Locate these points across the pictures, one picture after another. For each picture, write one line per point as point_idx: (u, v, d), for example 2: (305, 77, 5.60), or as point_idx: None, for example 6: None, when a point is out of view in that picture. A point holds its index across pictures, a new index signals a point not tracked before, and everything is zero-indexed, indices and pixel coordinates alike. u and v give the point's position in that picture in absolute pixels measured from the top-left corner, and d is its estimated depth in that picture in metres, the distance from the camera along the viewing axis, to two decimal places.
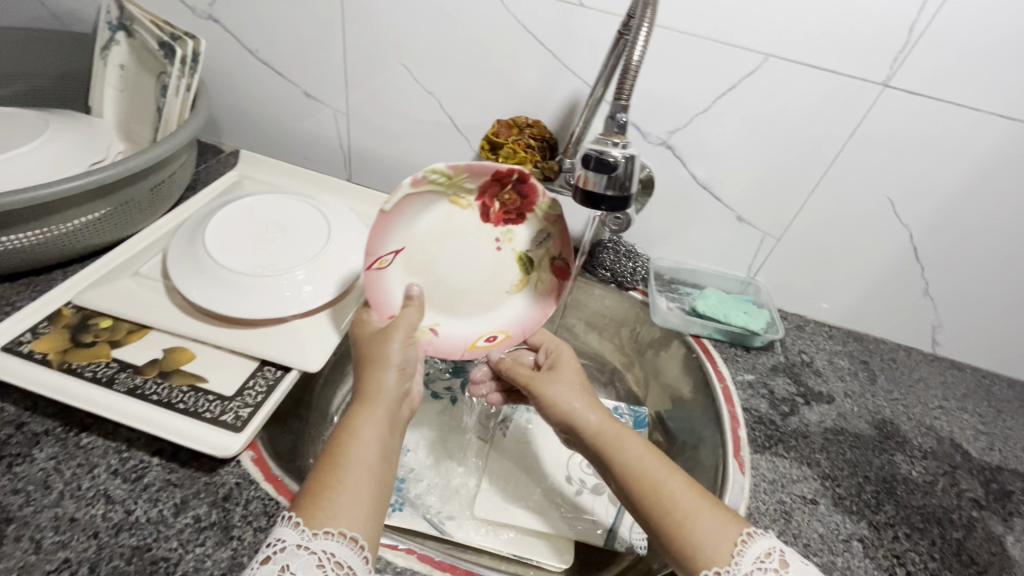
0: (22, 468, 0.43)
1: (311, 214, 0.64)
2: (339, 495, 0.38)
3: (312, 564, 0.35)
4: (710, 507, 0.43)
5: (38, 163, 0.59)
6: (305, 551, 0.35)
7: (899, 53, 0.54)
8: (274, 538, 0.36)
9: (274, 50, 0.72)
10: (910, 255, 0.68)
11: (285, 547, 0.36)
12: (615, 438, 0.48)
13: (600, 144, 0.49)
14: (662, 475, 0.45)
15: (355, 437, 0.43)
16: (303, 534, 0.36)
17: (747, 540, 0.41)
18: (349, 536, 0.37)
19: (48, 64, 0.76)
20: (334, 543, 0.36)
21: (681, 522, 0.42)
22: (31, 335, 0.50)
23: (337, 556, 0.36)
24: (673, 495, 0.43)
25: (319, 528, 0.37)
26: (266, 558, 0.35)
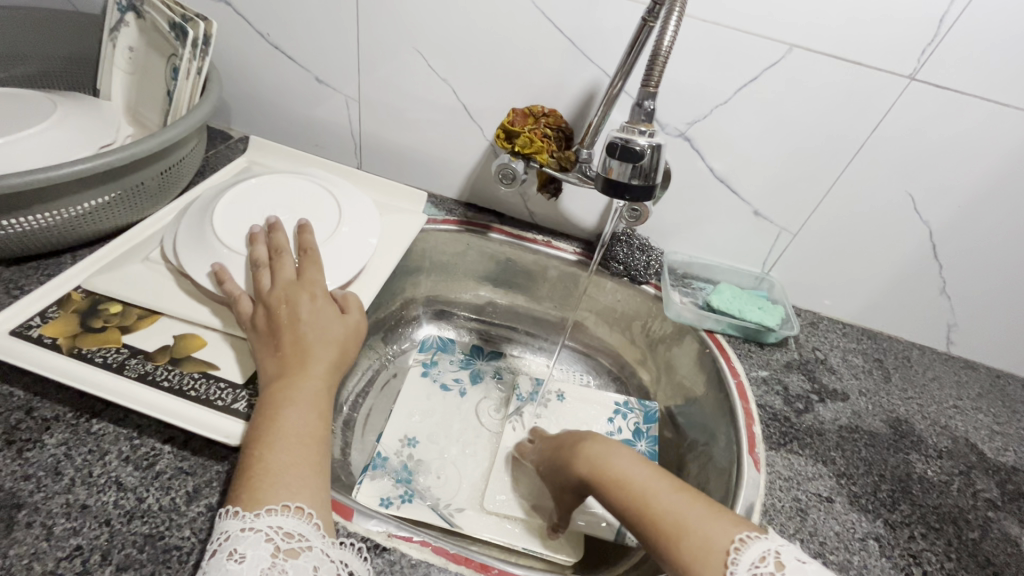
0: (32, 454, 0.42)
1: (320, 198, 0.62)
2: (276, 474, 0.39)
3: (261, 540, 0.35)
4: (710, 514, 0.42)
5: (47, 145, 0.58)
6: (250, 530, 0.36)
7: (927, 45, 0.53)
8: (219, 533, 0.37)
9: (285, 34, 0.71)
10: (928, 253, 0.67)
11: (229, 535, 0.36)
12: (605, 460, 0.49)
13: (627, 133, 0.48)
14: (656, 490, 0.44)
15: (283, 412, 0.43)
16: (245, 519, 0.36)
17: (740, 548, 0.39)
18: (294, 508, 0.38)
19: (56, 45, 0.74)
20: (278, 517, 0.37)
21: (676, 533, 0.41)
22: (40, 320, 0.50)
23: (284, 528, 0.36)
24: (663, 506, 0.43)
25: (260, 508, 0.37)
26: (215, 551, 0.36)
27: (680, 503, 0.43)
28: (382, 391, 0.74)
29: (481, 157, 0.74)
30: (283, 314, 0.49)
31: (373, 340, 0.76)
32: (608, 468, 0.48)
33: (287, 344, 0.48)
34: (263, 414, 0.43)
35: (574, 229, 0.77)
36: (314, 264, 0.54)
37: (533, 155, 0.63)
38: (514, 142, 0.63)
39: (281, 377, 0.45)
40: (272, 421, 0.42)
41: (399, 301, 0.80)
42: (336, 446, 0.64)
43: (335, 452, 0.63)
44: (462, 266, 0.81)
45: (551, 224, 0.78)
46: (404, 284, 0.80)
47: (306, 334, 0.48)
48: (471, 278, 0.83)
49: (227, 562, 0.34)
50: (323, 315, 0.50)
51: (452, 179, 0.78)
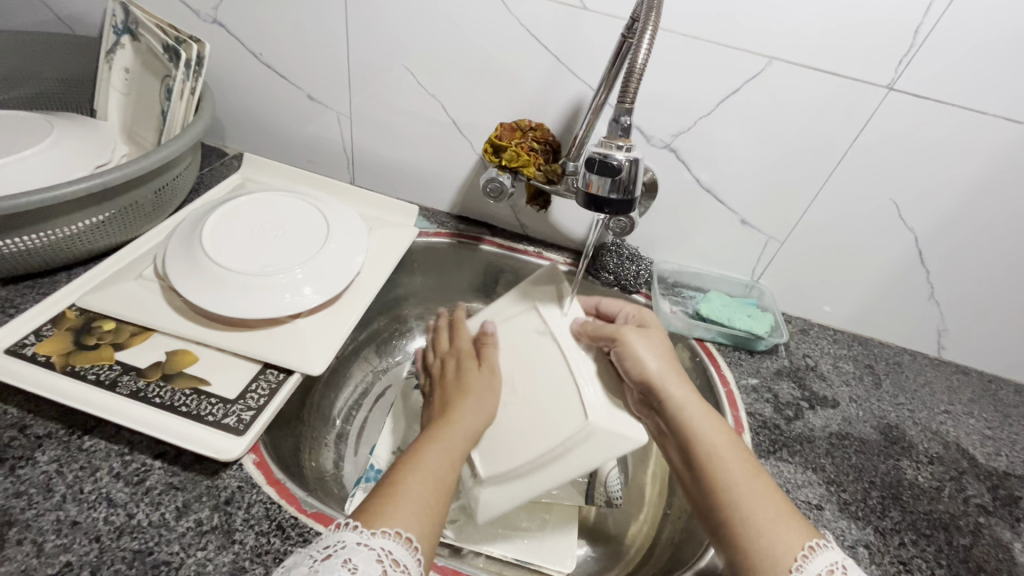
0: (24, 471, 0.43)
1: (311, 214, 0.63)
2: (404, 503, 0.41)
3: (372, 558, 0.36)
4: (786, 516, 0.44)
5: (43, 166, 0.59)
6: (364, 545, 0.37)
7: (904, 55, 0.54)
8: (333, 540, 0.37)
9: (276, 53, 0.72)
10: (916, 258, 0.67)
11: (346, 545, 0.37)
12: (695, 420, 0.51)
13: (604, 148, 0.48)
14: (740, 476, 0.47)
15: (426, 455, 0.47)
16: (362, 534, 0.38)
17: (808, 556, 0.40)
18: (403, 537, 0.39)
19: (53, 67, 0.76)
20: (390, 542, 0.38)
21: (750, 525, 0.43)
22: (34, 338, 0.51)
23: (393, 554, 0.37)
24: (746, 495, 0.45)
25: (376, 528, 0.39)
26: (329, 555, 0.36)
27: (757, 494, 0.45)
28: (374, 403, 0.74)
29: (471, 171, 0.75)
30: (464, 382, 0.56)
31: (366, 353, 0.77)
32: (697, 428, 0.51)
33: (457, 401, 0.54)
34: (417, 449, 0.48)
35: (564, 240, 0.78)
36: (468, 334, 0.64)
37: (520, 168, 0.64)
38: (501, 156, 0.64)
39: (438, 425, 0.51)
40: (428, 457, 0.46)
41: (392, 312, 0.81)
42: (327, 460, 0.64)
43: (327, 466, 0.64)
44: (455, 278, 0.82)
45: (542, 235, 0.79)
46: (398, 296, 0.81)
47: (467, 405, 0.54)
48: (464, 289, 0.83)
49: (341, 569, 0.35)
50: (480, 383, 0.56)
51: (443, 192, 0.79)
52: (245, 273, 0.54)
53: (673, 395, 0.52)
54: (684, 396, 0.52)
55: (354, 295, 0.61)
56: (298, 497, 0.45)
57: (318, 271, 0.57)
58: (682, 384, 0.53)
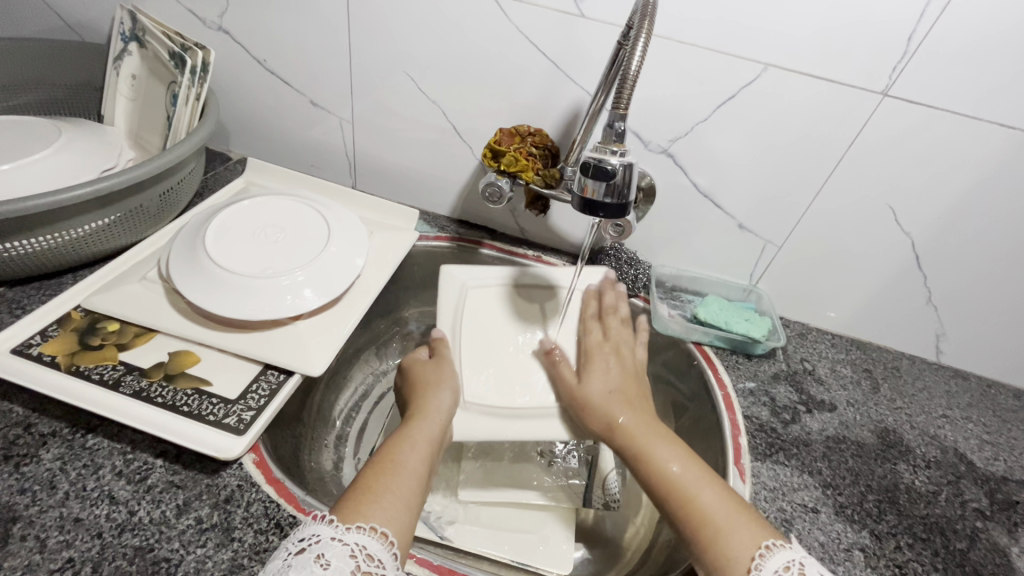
0: (29, 468, 0.43)
1: (312, 217, 0.64)
2: (382, 499, 0.42)
3: (346, 554, 0.37)
4: (737, 518, 0.44)
5: (52, 170, 0.60)
6: (338, 541, 0.38)
7: (897, 62, 0.54)
8: (308, 534, 0.38)
9: (280, 60, 0.74)
10: (912, 262, 0.67)
11: (320, 540, 0.38)
12: (641, 439, 0.51)
13: (599, 153, 0.49)
14: (695, 486, 0.46)
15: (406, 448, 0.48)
16: (337, 529, 0.39)
17: (765, 555, 0.41)
18: (378, 531, 0.40)
19: (62, 74, 0.78)
20: (365, 537, 0.39)
21: (708, 533, 0.43)
22: (40, 338, 0.52)
23: (368, 549, 0.38)
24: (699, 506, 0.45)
25: (351, 524, 0.40)
26: (302, 550, 0.38)
27: (710, 500, 0.45)
28: (374, 406, 0.74)
29: (471, 175, 0.76)
30: (417, 378, 0.57)
31: (366, 355, 0.77)
32: (644, 446, 0.50)
33: (417, 391, 0.56)
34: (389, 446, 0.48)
35: (563, 244, 0.79)
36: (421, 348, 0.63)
37: (519, 173, 0.65)
38: (500, 160, 0.65)
39: (412, 417, 0.52)
40: (404, 454, 0.47)
41: (393, 315, 0.81)
42: (326, 461, 0.65)
43: (327, 466, 0.65)
44: None
45: (541, 239, 0.79)
46: (399, 299, 0.82)
47: (431, 396, 0.54)
48: None
49: (313, 565, 0.36)
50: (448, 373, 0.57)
51: (444, 196, 0.80)
52: (246, 276, 0.55)
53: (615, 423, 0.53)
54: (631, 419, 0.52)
55: (354, 298, 0.61)
56: (297, 496, 0.46)
57: (319, 274, 0.58)
58: (623, 409, 0.54)
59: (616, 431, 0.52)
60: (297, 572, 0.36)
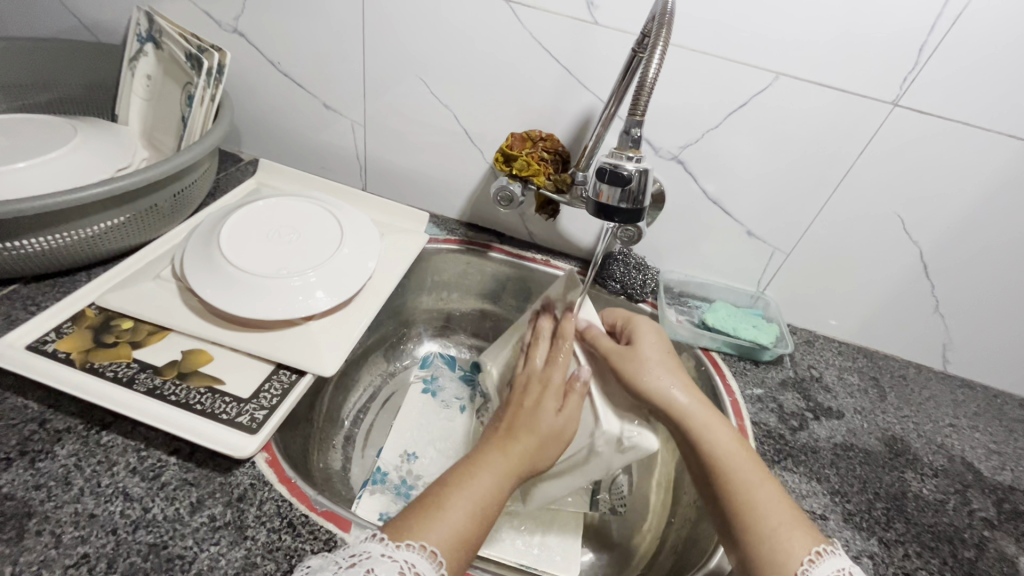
0: (44, 464, 0.44)
1: (324, 218, 0.65)
2: (444, 517, 0.42)
3: (394, 571, 0.37)
4: (792, 526, 0.44)
5: (68, 168, 0.61)
6: (388, 558, 0.38)
7: (908, 73, 0.55)
8: (359, 551, 0.38)
9: (295, 63, 0.74)
10: (920, 271, 0.68)
11: (371, 556, 0.38)
12: (703, 422, 0.51)
13: (615, 158, 0.49)
14: (753, 480, 0.47)
15: (479, 473, 0.46)
16: (387, 546, 0.39)
17: (815, 560, 0.42)
18: (428, 550, 0.39)
19: (77, 74, 0.79)
20: (415, 555, 0.39)
21: (757, 523, 0.45)
22: (55, 335, 0.52)
23: (417, 567, 0.38)
24: (752, 498, 0.46)
25: (401, 541, 0.39)
26: (352, 564, 0.37)
27: (772, 500, 0.46)
28: (381, 408, 0.75)
29: (481, 179, 0.77)
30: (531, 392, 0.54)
31: (374, 356, 0.78)
32: (708, 428, 0.50)
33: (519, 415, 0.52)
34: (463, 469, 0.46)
35: (571, 248, 0.79)
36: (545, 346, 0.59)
37: (530, 177, 0.65)
38: (512, 165, 0.66)
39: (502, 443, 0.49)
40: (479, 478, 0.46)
41: (401, 317, 0.82)
42: (334, 462, 0.65)
43: (334, 466, 0.65)
44: (464, 283, 0.83)
45: (550, 243, 0.80)
46: (407, 301, 0.82)
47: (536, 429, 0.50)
48: (472, 295, 0.84)
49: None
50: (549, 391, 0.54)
51: (453, 199, 0.80)
52: (258, 276, 0.55)
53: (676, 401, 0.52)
54: (693, 402, 0.52)
55: (365, 300, 0.62)
56: (308, 495, 0.46)
57: (331, 276, 0.58)
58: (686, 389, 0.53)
59: (673, 412, 0.51)
60: None
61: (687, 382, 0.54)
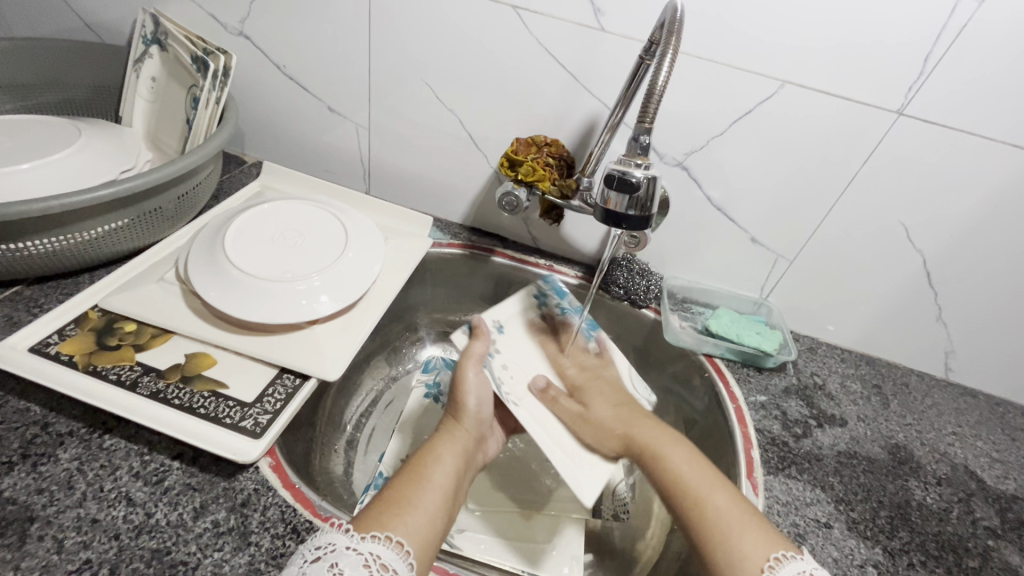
0: (46, 468, 0.43)
1: (329, 222, 0.65)
2: (406, 514, 0.42)
3: (359, 563, 0.37)
4: (755, 525, 0.44)
5: (72, 170, 0.61)
6: (353, 550, 0.38)
7: (913, 82, 0.55)
8: (323, 543, 0.39)
9: (301, 66, 0.74)
10: (924, 279, 0.68)
11: (336, 548, 0.38)
12: (658, 446, 0.51)
13: (623, 165, 0.49)
14: (706, 491, 0.46)
15: (433, 464, 0.48)
16: (352, 538, 0.39)
17: (775, 566, 0.41)
18: (394, 541, 0.40)
19: (81, 75, 0.78)
20: (381, 546, 0.39)
21: (713, 533, 0.44)
22: (58, 338, 0.52)
23: (382, 559, 0.38)
24: (712, 508, 0.45)
25: (367, 533, 0.40)
26: (317, 558, 0.38)
27: (730, 507, 0.45)
28: (383, 412, 0.75)
29: (485, 184, 0.77)
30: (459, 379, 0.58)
31: (376, 360, 0.77)
32: (661, 452, 0.50)
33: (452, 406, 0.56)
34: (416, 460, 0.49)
35: (575, 253, 0.79)
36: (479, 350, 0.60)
37: (535, 182, 0.65)
38: (517, 170, 0.66)
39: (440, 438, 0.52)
40: (430, 463, 0.49)
41: (403, 321, 0.81)
42: (336, 466, 0.65)
43: (337, 471, 0.65)
44: (467, 288, 0.83)
45: (553, 248, 0.80)
46: (410, 305, 0.82)
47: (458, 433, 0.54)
48: (475, 299, 0.84)
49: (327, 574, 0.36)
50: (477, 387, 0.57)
51: (457, 204, 0.80)
52: (263, 279, 0.55)
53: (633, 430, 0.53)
54: (649, 430, 0.53)
55: (369, 304, 0.62)
56: (312, 501, 0.46)
57: (335, 280, 0.58)
58: (637, 420, 0.54)
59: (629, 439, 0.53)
60: None
61: (645, 417, 0.55)
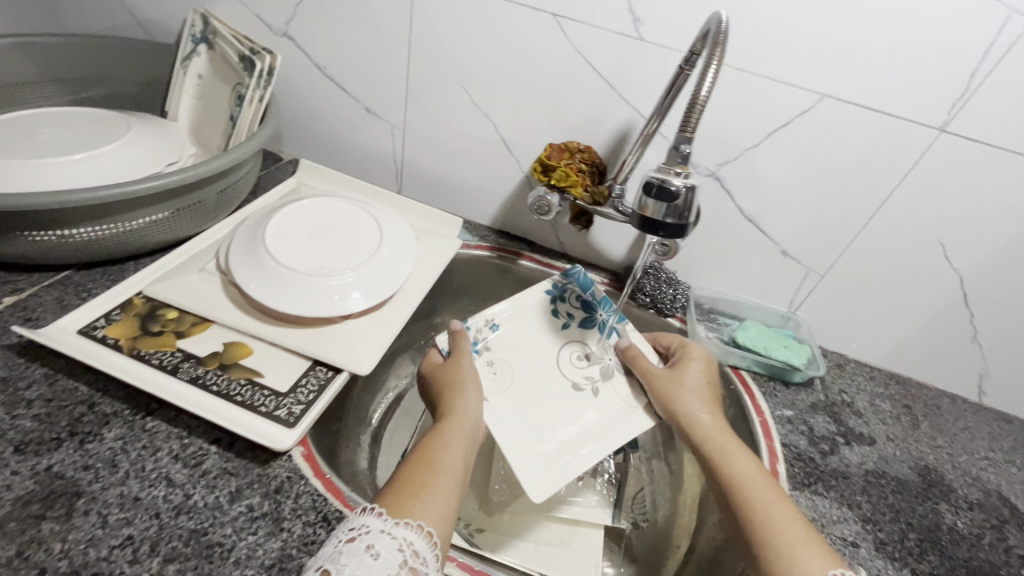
0: (92, 445, 0.45)
1: (364, 220, 0.66)
2: (430, 500, 0.43)
3: (394, 548, 0.38)
4: (812, 541, 0.44)
5: (122, 161, 0.63)
6: (388, 534, 0.39)
7: (957, 99, 0.55)
8: (356, 524, 0.39)
9: (341, 68, 0.76)
10: (960, 299, 0.66)
11: (370, 530, 0.39)
12: (725, 448, 0.52)
13: (663, 173, 0.50)
14: (770, 500, 0.47)
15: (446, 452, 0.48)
16: (386, 522, 0.40)
17: None
18: (425, 530, 0.40)
19: (130, 70, 0.81)
20: (412, 534, 0.40)
21: (772, 535, 0.45)
22: (105, 321, 0.54)
23: (414, 546, 0.39)
24: (771, 516, 0.46)
25: (399, 518, 0.40)
26: (352, 538, 0.38)
27: (789, 520, 0.46)
28: (406, 410, 0.76)
29: (515, 187, 0.78)
30: (448, 374, 0.57)
31: (402, 358, 0.79)
32: (727, 454, 0.52)
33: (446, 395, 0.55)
34: (428, 446, 0.49)
35: (601, 260, 0.79)
36: (460, 348, 0.59)
37: (567, 188, 0.66)
38: (550, 175, 0.67)
39: (444, 422, 0.52)
40: (442, 450, 0.48)
41: (429, 320, 0.83)
42: (361, 460, 0.66)
43: (362, 464, 0.66)
44: (492, 290, 0.84)
45: (580, 254, 0.80)
46: (435, 304, 0.83)
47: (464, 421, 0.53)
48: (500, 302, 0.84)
49: (364, 555, 0.37)
50: (471, 381, 0.57)
51: (487, 207, 0.81)
52: (300, 273, 0.57)
53: (703, 426, 0.55)
54: (714, 428, 0.54)
55: (399, 302, 0.63)
56: (342, 491, 0.47)
57: (368, 277, 0.60)
58: (711, 415, 0.56)
59: (697, 433, 0.54)
60: (348, 560, 0.37)
61: (715, 413, 0.56)
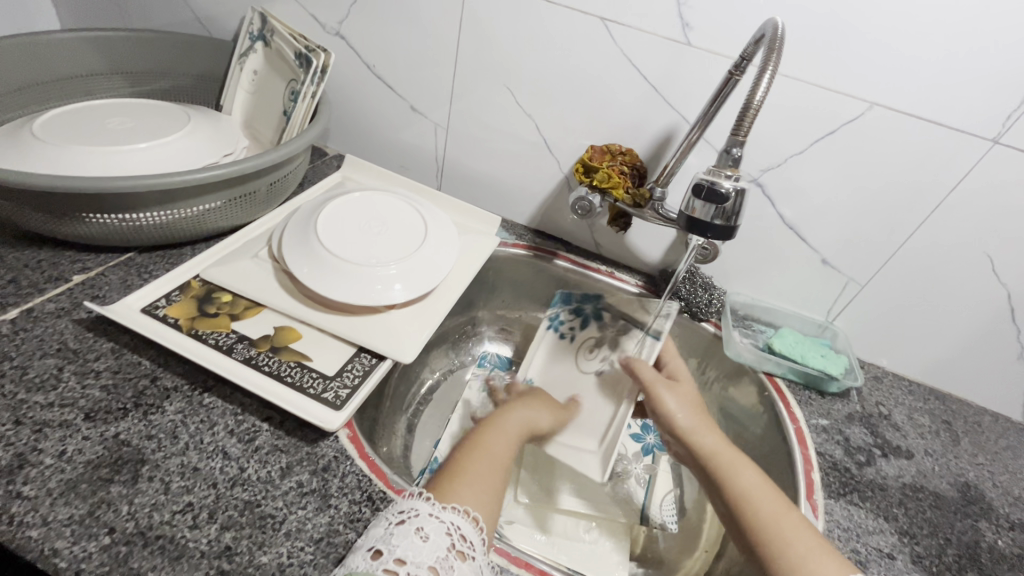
0: (155, 417, 0.48)
1: (408, 214, 0.68)
2: (475, 490, 0.45)
3: (443, 530, 0.40)
4: (821, 552, 0.45)
5: (183, 151, 0.67)
6: (437, 518, 0.41)
7: (1012, 111, 0.54)
8: (407, 507, 0.41)
9: (390, 67, 0.79)
10: (1007, 315, 0.65)
11: (419, 513, 0.41)
12: (732, 464, 0.52)
13: (713, 175, 0.51)
14: (780, 516, 0.47)
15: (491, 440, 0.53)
16: (434, 506, 0.41)
17: None
18: (471, 515, 0.43)
19: (188, 65, 0.85)
20: (459, 518, 0.42)
21: (782, 550, 0.45)
22: (166, 301, 0.57)
23: (461, 530, 0.41)
24: (781, 533, 0.46)
25: (447, 504, 0.42)
26: (402, 521, 0.40)
27: (801, 536, 0.46)
28: (439, 401, 0.78)
29: (554, 188, 0.79)
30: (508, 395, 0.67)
31: (438, 352, 0.81)
32: (733, 469, 0.52)
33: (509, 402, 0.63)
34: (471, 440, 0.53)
35: (636, 262, 0.80)
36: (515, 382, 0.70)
37: (609, 190, 0.67)
38: (592, 176, 0.68)
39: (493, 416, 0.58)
40: (488, 440, 0.53)
41: (463, 316, 0.84)
42: (396, 447, 0.68)
43: (397, 451, 0.68)
44: (526, 288, 0.85)
45: (616, 255, 0.81)
46: (470, 299, 0.84)
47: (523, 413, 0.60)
48: (534, 300, 0.86)
49: (415, 537, 0.39)
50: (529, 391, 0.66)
51: (524, 206, 0.83)
52: (348, 262, 0.59)
53: (706, 442, 0.55)
54: (720, 445, 0.54)
55: (439, 295, 0.64)
56: (385, 474, 0.48)
57: (412, 269, 0.61)
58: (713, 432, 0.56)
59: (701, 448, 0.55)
60: (400, 540, 0.38)
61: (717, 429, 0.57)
